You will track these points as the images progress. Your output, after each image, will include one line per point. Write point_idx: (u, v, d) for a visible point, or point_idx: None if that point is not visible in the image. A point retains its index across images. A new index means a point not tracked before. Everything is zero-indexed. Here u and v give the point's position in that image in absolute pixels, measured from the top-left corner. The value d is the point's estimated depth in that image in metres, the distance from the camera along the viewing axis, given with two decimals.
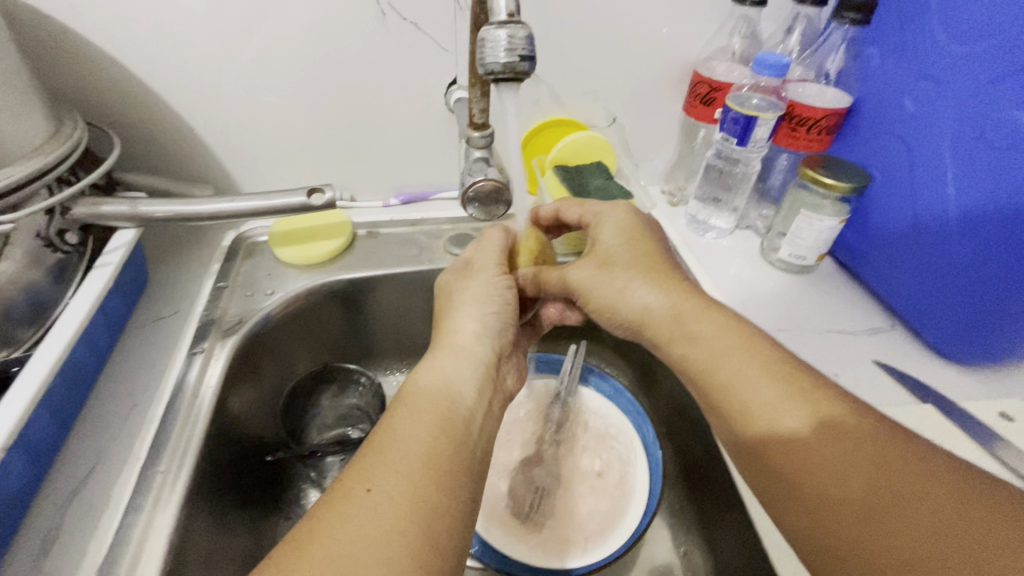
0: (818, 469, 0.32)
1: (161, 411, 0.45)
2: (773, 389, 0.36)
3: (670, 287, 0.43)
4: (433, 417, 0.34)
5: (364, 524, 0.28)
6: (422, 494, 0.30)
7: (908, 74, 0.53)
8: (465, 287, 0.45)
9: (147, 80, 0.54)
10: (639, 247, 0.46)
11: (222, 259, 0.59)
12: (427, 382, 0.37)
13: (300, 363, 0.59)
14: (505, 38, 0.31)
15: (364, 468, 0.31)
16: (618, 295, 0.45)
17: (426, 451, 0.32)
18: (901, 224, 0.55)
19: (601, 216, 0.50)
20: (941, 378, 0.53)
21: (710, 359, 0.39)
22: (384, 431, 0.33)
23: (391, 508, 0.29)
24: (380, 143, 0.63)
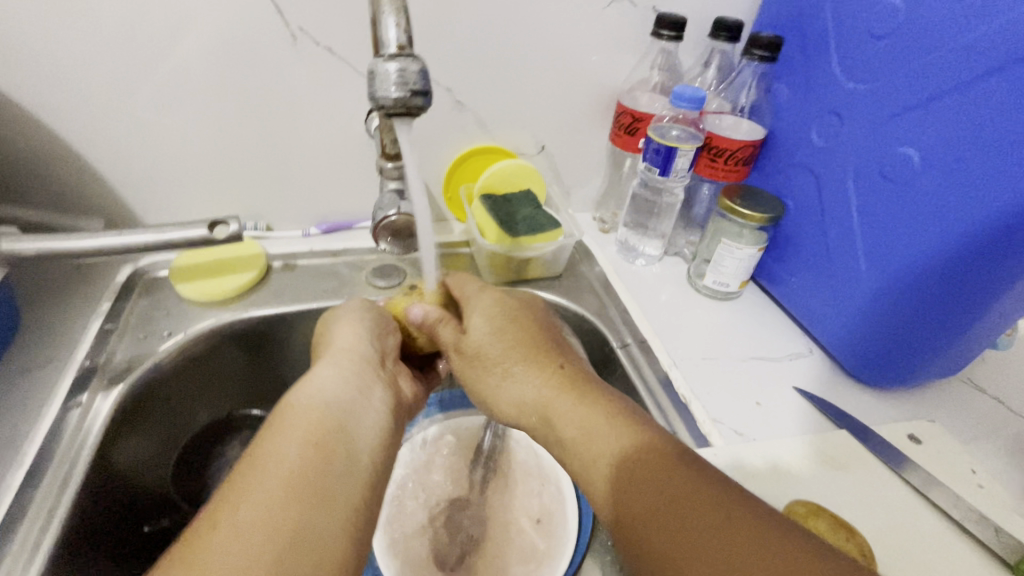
0: (645, 510, 0.32)
1: (20, 479, 0.39)
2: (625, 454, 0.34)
3: (540, 377, 0.42)
4: (302, 431, 0.33)
5: (207, 561, 0.26)
6: (280, 517, 0.28)
7: (814, 109, 0.56)
8: (336, 320, 0.45)
9: (19, 100, 0.48)
10: (509, 336, 0.45)
11: (113, 297, 0.53)
12: (301, 395, 0.36)
13: (202, 413, 0.54)
14: (395, 73, 0.29)
15: (219, 499, 0.29)
16: (492, 386, 0.44)
17: (289, 469, 0.30)
18: (815, 252, 0.57)
19: (476, 300, 0.48)
20: (856, 402, 0.55)
21: (578, 434, 0.37)
22: (247, 454, 0.32)
23: (241, 539, 0.27)
24: (296, 170, 0.60)
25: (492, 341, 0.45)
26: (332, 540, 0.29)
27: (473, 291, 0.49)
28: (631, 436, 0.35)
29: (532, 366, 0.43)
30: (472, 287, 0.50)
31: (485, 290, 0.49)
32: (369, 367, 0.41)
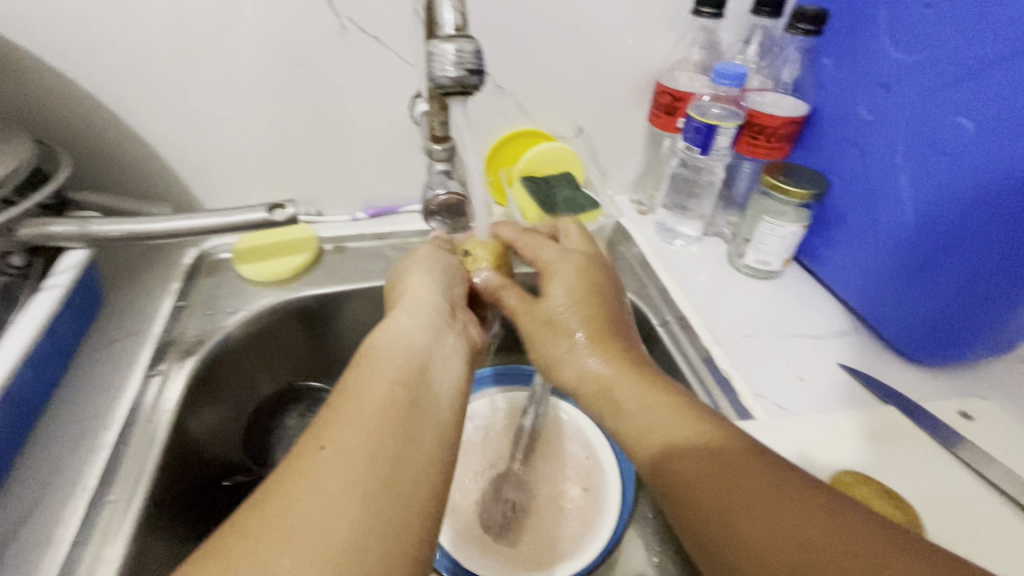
0: (705, 508, 0.32)
1: (115, 436, 0.43)
2: (688, 438, 0.35)
3: (606, 359, 0.41)
4: (389, 369, 0.34)
5: (319, 480, 0.27)
6: (379, 446, 0.29)
7: (861, 82, 0.55)
8: (406, 269, 0.46)
9: (98, 95, 0.52)
10: (584, 310, 0.44)
11: (183, 277, 0.57)
12: (382, 338, 0.37)
13: (264, 385, 0.57)
14: (453, 53, 0.31)
15: (320, 427, 0.30)
16: (564, 356, 0.43)
17: (382, 403, 0.31)
18: (862, 227, 0.56)
19: (554, 269, 0.47)
20: (903, 378, 0.54)
21: (641, 425, 0.37)
22: (338, 386, 0.32)
23: (348, 463, 0.28)
24: (345, 157, 0.63)
25: (571, 310, 0.44)
26: (425, 470, 0.30)
27: (554, 258, 0.48)
28: (691, 414, 0.36)
29: (604, 348, 0.42)
30: (552, 254, 0.49)
31: (565, 259, 0.48)
32: (443, 311, 0.41)
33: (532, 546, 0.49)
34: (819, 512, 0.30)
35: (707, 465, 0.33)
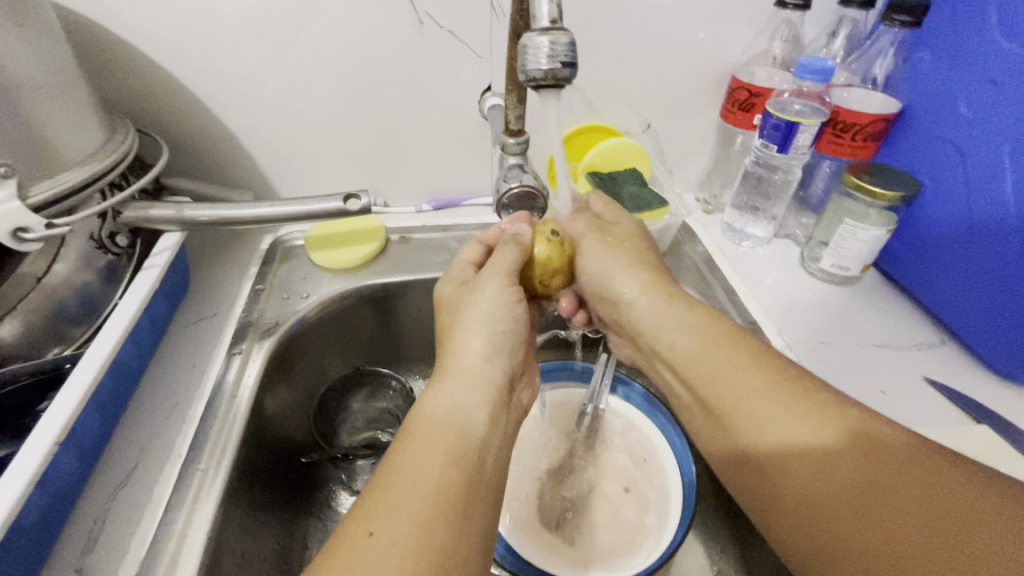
0: (778, 441, 0.35)
1: (201, 411, 0.46)
2: (755, 380, 0.37)
3: (654, 289, 0.45)
4: (442, 450, 0.33)
5: (367, 573, 0.27)
6: (428, 537, 0.29)
7: (963, 77, 0.51)
8: (460, 322, 0.42)
9: (191, 88, 0.55)
10: (637, 252, 0.48)
11: (260, 262, 0.60)
12: (435, 410, 0.36)
13: (332, 367, 0.60)
14: (547, 45, 0.31)
15: (372, 507, 0.30)
16: (616, 274, 0.46)
17: (433, 490, 0.31)
18: (956, 233, 0.52)
19: (625, 223, 0.51)
20: (998, 397, 0.50)
21: (697, 352, 0.41)
22: (390, 463, 0.32)
23: (396, 558, 0.28)
24: (414, 149, 0.64)
25: (631, 244, 0.48)
26: (472, 565, 0.30)
27: (613, 210, 0.52)
28: (747, 354, 0.39)
29: (659, 286, 0.45)
30: (610, 207, 0.52)
31: (622, 212, 0.51)
32: (498, 382, 0.40)
33: (601, 547, 0.48)
34: (900, 461, 0.31)
35: (827, 453, 0.33)
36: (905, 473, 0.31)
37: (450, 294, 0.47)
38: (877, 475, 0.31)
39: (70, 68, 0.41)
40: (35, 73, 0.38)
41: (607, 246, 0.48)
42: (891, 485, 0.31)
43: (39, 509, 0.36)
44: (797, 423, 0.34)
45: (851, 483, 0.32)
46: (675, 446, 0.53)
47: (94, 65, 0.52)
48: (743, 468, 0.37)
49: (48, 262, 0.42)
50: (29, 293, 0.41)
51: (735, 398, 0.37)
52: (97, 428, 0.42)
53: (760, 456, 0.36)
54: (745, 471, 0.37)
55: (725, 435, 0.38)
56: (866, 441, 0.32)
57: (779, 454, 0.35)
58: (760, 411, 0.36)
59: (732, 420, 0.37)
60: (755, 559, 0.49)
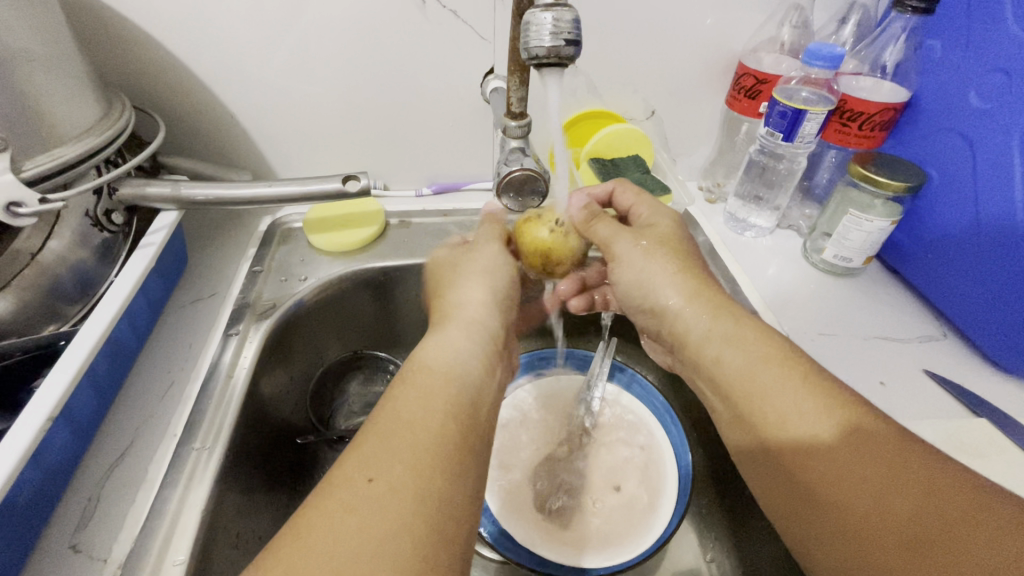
0: (828, 460, 0.33)
1: (196, 391, 0.46)
2: (811, 399, 0.35)
3: (698, 295, 0.43)
4: (440, 402, 0.32)
5: (368, 518, 0.26)
6: (428, 483, 0.28)
7: (975, 67, 0.50)
8: (458, 273, 0.45)
9: (189, 65, 0.54)
10: (681, 256, 0.45)
11: (258, 244, 0.60)
12: (435, 359, 0.36)
13: (330, 351, 0.59)
14: (551, 22, 0.30)
15: (370, 454, 0.29)
16: (662, 278, 0.44)
17: (432, 440, 0.30)
18: (962, 226, 0.52)
19: (666, 226, 0.48)
20: (997, 390, 0.50)
21: (746, 366, 0.39)
22: (393, 411, 0.31)
23: (398, 505, 0.27)
24: (415, 132, 0.63)
25: (667, 242, 0.46)
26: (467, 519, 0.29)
27: (651, 211, 0.50)
28: (787, 364, 0.37)
29: (708, 297, 0.43)
30: (647, 206, 0.50)
31: (662, 212, 0.49)
32: (497, 335, 0.41)
33: (591, 534, 0.48)
34: (967, 500, 0.30)
35: (884, 477, 0.31)
36: (970, 510, 0.29)
37: (446, 256, 0.49)
38: (890, 472, 0.31)
39: (66, 41, 0.41)
40: (30, 45, 0.37)
41: (646, 247, 0.46)
42: (954, 521, 0.29)
43: (32, 484, 0.36)
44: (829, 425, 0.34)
45: (864, 479, 0.32)
46: (672, 435, 0.53)
47: (90, 40, 0.51)
48: (779, 485, 0.36)
49: (42, 238, 0.41)
50: (24, 271, 0.41)
51: (756, 380, 0.38)
52: (92, 406, 0.42)
53: (777, 447, 0.36)
54: (760, 460, 0.38)
55: (762, 450, 0.37)
56: (926, 473, 0.31)
57: (794, 446, 0.35)
58: (803, 425, 0.35)
59: (774, 437, 0.36)
60: (749, 549, 0.49)
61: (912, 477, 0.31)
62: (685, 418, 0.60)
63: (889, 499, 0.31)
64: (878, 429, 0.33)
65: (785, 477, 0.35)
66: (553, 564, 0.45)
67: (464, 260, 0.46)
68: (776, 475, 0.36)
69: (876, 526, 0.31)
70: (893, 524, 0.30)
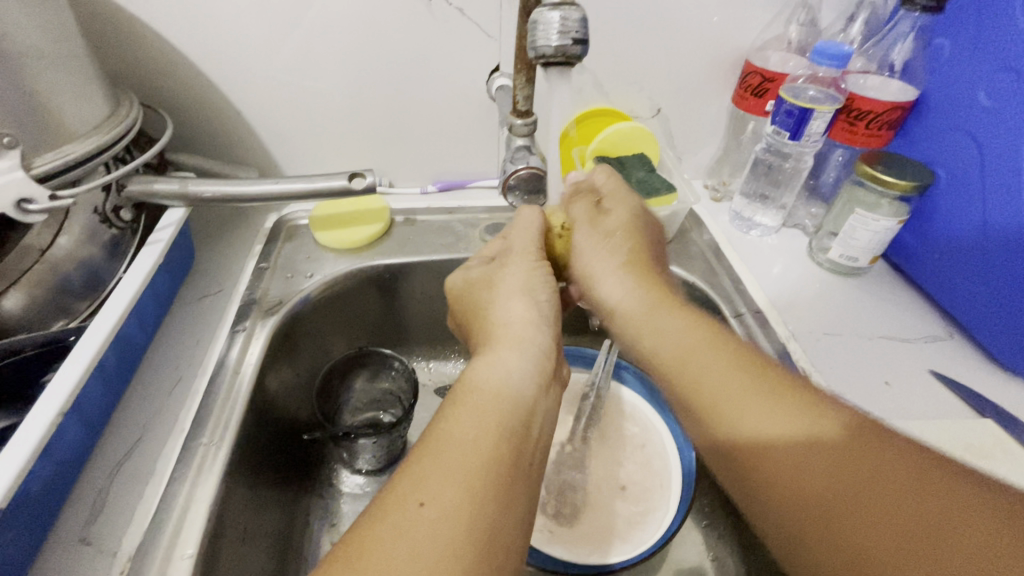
0: (756, 439, 0.32)
1: (199, 399, 0.45)
2: (739, 383, 0.34)
3: (637, 286, 0.42)
4: (495, 423, 0.31)
5: (418, 544, 0.25)
6: (480, 510, 0.27)
7: (984, 65, 0.50)
8: (495, 291, 0.42)
9: (196, 62, 0.54)
10: (629, 247, 0.45)
11: (265, 241, 0.60)
12: (488, 378, 0.34)
13: (335, 347, 0.60)
14: (557, 21, 0.30)
15: (420, 477, 0.28)
16: (599, 273, 0.44)
17: (485, 463, 0.29)
18: (969, 228, 0.52)
19: (633, 205, 0.48)
20: (1002, 391, 0.50)
21: (676, 357, 0.37)
22: (443, 431, 0.30)
23: (450, 530, 0.26)
24: (421, 130, 0.63)
25: (616, 231, 0.46)
26: (514, 546, 0.28)
27: (612, 196, 0.49)
28: (733, 356, 0.35)
29: (644, 272, 0.43)
30: (614, 194, 0.49)
31: (621, 200, 0.49)
32: (550, 356, 0.38)
33: (593, 531, 0.48)
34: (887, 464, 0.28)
35: (803, 446, 0.30)
36: (889, 477, 0.27)
37: (480, 272, 0.45)
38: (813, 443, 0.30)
39: (75, 40, 0.41)
40: (39, 43, 0.37)
41: (616, 225, 0.46)
42: (868, 488, 0.27)
43: (44, 478, 0.36)
44: (763, 408, 0.32)
45: (795, 462, 0.30)
46: (676, 435, 0.53)
47: (99, 37, 0.52)
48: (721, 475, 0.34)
49: (52, 235, 0.42)
50: (34, 266, 0.41)
51: (699, 369, 0.36)
52: (102, 400, 0.42)
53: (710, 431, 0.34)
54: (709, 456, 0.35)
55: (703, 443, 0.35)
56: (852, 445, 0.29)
57: (750, 445, 0.32)
58: (750, 430, 0.32)
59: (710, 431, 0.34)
60: (752, 547, 0.49)
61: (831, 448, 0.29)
62: None
63: (812, 471, 0.29)
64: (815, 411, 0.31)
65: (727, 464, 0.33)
66: (553, 558, 0.46)
67: (504, 276, 0.43)
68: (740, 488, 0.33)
69: (801, 500, 0.29)
70: (811, 491, 0.29)
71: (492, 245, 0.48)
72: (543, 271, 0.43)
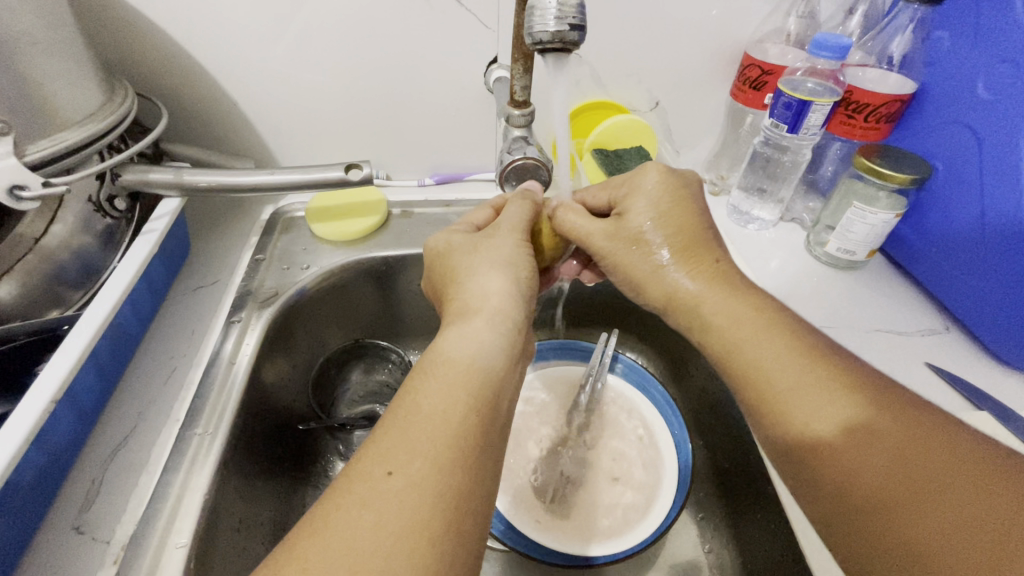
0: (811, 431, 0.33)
1: (196, 384, 0.45)
2: (795, 372, 0.35)
3: (697, 275, 0.42)
4: (465, 393, 0.31)
5: (384, 513, 0.25)
6: (447, 479, 0.27)
7: (983, 57, 0.50)
8: (474, 259, 0.41)
9: (192, 52, 0.54)
10: (674, 236, 0.43)
11: (261, 232, 0.60)
12: (458, 350, 0.33)
13: (332, 339, 0.59)
14: (555, 6, 0.30)
15: (388, 448, 0.28)
16: (649, 273, 0.44)
17: (454, 432, 0.29)
18: (966, 220, 0.52)
19: (645, 225, 0.44)
20: (998, 384, 0.50)
21: (736, 342, 0.39)
22: (412, 403, 0.30)
23: (417, 499, 0.26)
24: (418, 122, 0.63)
25: (648, 226, 0.44)
26: (481, 515, 0.28)
27: (628, 192, 0.46)
28: (789, 344, 0.37)
29: (692, 256, 0.43)
30: (627, 189, 0.46)
31: (639, 188, 0.45)
32: (521, 327, 0.37)
33: (588, 523, 0.49)
34: (941, 461, 0.29)
35: (852, 438, 0.32)
36: (944, 475, 0.29)
37: (457, 241, 0.44)
38: (869, 438, 0.31)
39: (68, 27, 0.40)
40: (32, 28, 0.37)
41: (607, 249, 0.46)
42: (920, 485, 0.29)
43: (37, 465, 0.36)
44: (815, 399, 0.34)
45: (850, 455, 0.32)
46: (672, 426, 0.53)
47: (94, 25, 0.51)
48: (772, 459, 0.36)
49: (45, 223, 0.42)
50: (27, 255, 0.41)
51: (755, 355, 0.37)
52: (95, 390, 0.42)
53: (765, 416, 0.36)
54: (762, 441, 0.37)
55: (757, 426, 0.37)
56: (906, 443, 0.31)
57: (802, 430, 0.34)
58: (801, 412, 0.34)
59: (765, 414, 0.36)
60: (748, 539, 0.49)
61: (886, 446, 0.31)
62: (685, 410, 0.60)
63: (863, 465, 0.31)
64: (872, 407, 0.33)
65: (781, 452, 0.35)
66: (547, 548, 0.46)
67: (487, 246, 0.42)
68: (791, 477, 0.35)
69: (851, 490, 0.31)
70: (862, 483, 0.31)
71: (479, 218, 0.48)
72: (524, 245, 0.43)
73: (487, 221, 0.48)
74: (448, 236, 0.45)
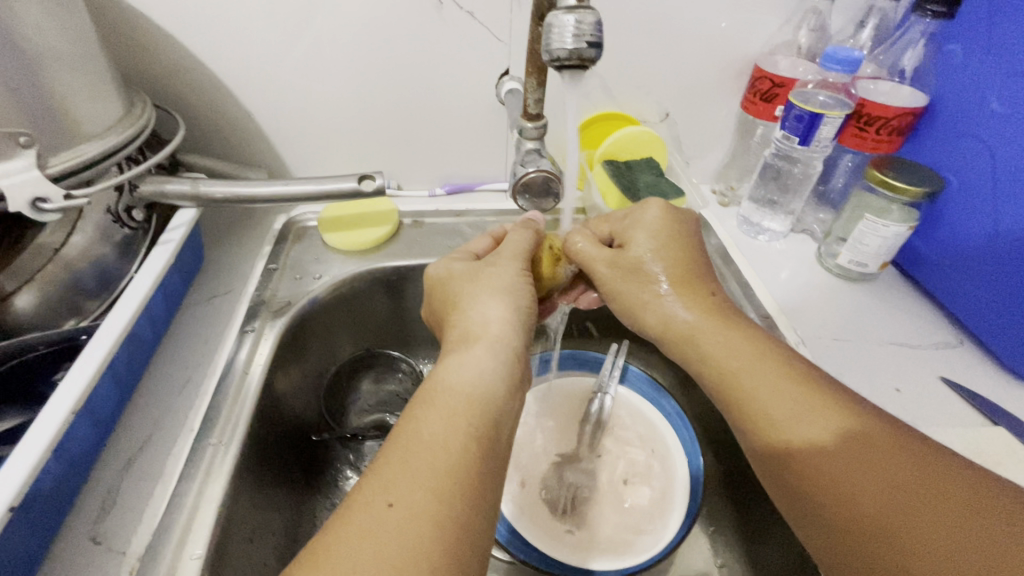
0: (806, 460, 0.33)
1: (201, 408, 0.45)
2: (795, 400, 0.35)
3: (693, 306, 0.42)
4: (464, 424, 0.31)
5: (385, 543, 0.25)
6: (448, 509, 0.27)
7: (996, 71, 0.50)
8: (475, 287, 0.41)
9: (208, 64, 0.55)
10: (675, 266, 0.44)
11: (273, 242, 0.60)
12: (457, 379, 0.33)
13: (343, 348, 0.60)
14: (573, 24, 0.31)
15: (389, 479, 0.28)
16: (642, 304, 0.44)
17: (455, 462, 0.29)
18: (980, 234, 0.52)
19: (646, 255, 0.44)
20: (1014, 398, 0.50)
21: (739, 368, 0.39)
22: (411, 433, 0.30)
23: (417, 528, 0.26)
24: (430, 133, 0.63)
25: (650, 257, 0.44)
26: (482, 544, 0.28)
27: (629, 224, 0.47)
28: (785, 370, 0.37)
29: (691, 287, 0.43)
30: (630, 222, 0.47)
31: (641, 221, 0.46)
32: (520, 354, 0.37)
33: (596, 539, 0.48)
34: (936, 485, 0.30)
35: (846, 465, 0.32)
36: (939, 500, 0.29)
37: (457, 269, 0.44)
38: (862, 464, 0.31)
39: (91, 41, 0.41)
40: (56, 43, 0.37)
41: (607, 277, 0.46)
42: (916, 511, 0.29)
43: (55, 475, 0.36)
44: (810, 425, 0.34)
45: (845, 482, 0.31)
46: (683, 438, 0.53)
47: (113, 38, 0.52)
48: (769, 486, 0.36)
49: (65, 233, 0.43)
50: (46, 265, 0.43)
51: (749, 384, 0.37)
52: (112, 400, 0.42)
53: (761, 444, 0.36)
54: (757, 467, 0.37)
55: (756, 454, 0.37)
56: (901, 467, 0.31)
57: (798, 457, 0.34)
58: (801, 434, 0.34)
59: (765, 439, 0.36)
60: (761, 554, 0.49)
61: (880, 472, 0.31)
62: (696, 422, 0.60)
63: (859, 492, 0.31)
64: (864, 431, 0.33)
65: (778, 479, 0.35)
66: (556, 562, 0.45)
67: (487, 275, 0.42)
68: (788, 505, 0.35)
69: (850, 518, 0.31)
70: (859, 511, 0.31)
71: (478, 247, 0.48)
72: (523, 274, 0.43)
73: (487, 249, 0.48)
74: (447, 264, 0.45)
